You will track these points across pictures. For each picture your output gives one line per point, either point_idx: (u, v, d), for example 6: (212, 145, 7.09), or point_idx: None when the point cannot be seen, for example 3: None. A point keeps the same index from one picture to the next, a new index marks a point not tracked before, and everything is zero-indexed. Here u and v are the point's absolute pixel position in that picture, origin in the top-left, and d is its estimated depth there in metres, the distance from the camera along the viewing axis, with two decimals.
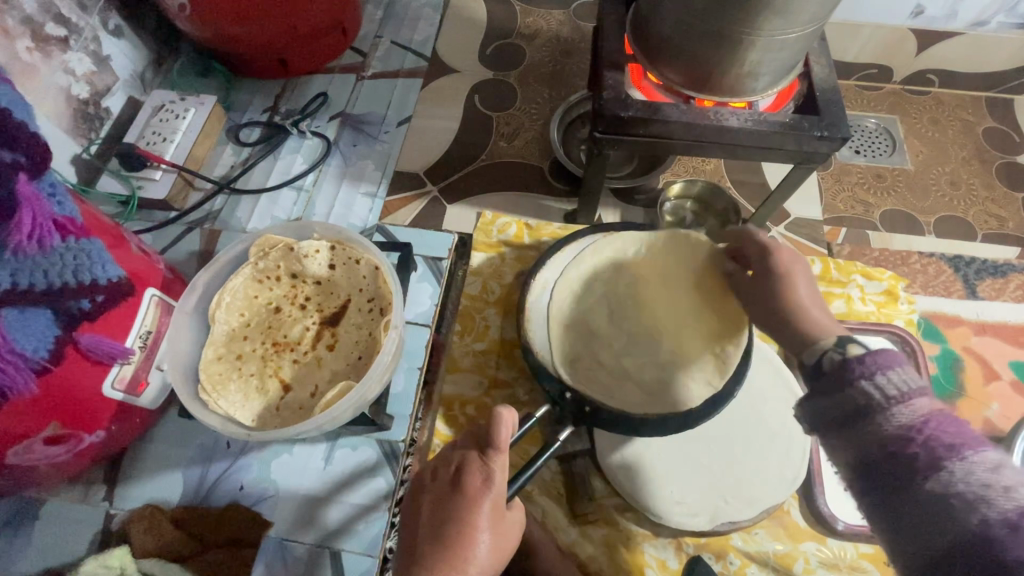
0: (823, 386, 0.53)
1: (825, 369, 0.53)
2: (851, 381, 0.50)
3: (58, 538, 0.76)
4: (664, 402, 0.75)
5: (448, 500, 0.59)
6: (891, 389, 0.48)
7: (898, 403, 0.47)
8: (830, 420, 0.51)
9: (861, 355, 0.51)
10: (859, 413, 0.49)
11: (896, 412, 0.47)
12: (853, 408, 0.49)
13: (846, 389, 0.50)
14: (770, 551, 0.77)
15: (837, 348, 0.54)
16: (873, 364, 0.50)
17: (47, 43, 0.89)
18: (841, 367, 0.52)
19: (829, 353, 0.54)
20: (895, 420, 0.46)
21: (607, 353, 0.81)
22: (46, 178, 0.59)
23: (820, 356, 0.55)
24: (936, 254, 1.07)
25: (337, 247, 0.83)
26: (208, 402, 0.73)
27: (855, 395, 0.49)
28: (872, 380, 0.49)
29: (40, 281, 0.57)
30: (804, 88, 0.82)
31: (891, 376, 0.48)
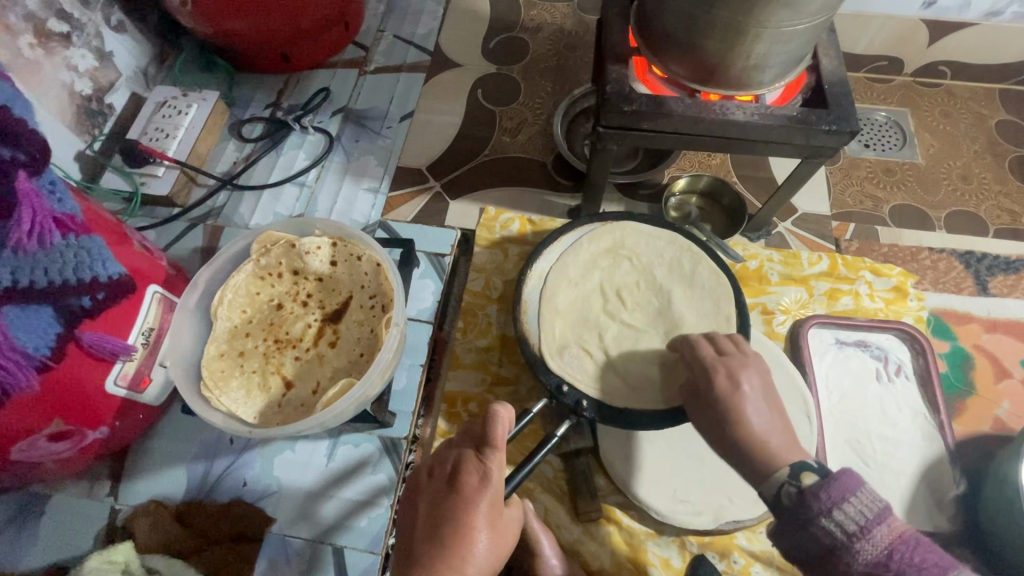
0: (789, 518, 0.55)
1: (785, 503, 0.55)
2: (812, 518, 0.53)
3: (63, 533, 0.76)
4: (649, 397, 0.75)
5: (445, 499, 0.59)
6: (851, 524, 0.51)
7: (861, 539, 0.50)
8: (802, 546, 0.54)
9: (817, 487, 0.53)
10: (829, 554, 0.51)
11: (861, 548, 0.50)
12: (822, 546, 0.52)
13: (810, 527, 0.52)
14: (774, 550, 0.77)
15: (792, 480, 0.55)
16: (830, 496, 0.52)
17: (50, 40, 0.89)
18: (801, 502, 0.54)
19: (785, 486, 0.56)
20: (866, 553, 0.50)
21: (596, 343, 0.80)
22: (47, 175, 0.58)
23: (776, 489, 0.56)
24: (947, 250, 1.05)
25: (338, 244, 0.82)
26: (211, 400, 0.73)
27: (822, 534, 0.52)
28: (833, 517, 0.52)
29: (41, 279, 0.57)
30: (813, 81, 0.80)
31: (852, 509, 0.51)
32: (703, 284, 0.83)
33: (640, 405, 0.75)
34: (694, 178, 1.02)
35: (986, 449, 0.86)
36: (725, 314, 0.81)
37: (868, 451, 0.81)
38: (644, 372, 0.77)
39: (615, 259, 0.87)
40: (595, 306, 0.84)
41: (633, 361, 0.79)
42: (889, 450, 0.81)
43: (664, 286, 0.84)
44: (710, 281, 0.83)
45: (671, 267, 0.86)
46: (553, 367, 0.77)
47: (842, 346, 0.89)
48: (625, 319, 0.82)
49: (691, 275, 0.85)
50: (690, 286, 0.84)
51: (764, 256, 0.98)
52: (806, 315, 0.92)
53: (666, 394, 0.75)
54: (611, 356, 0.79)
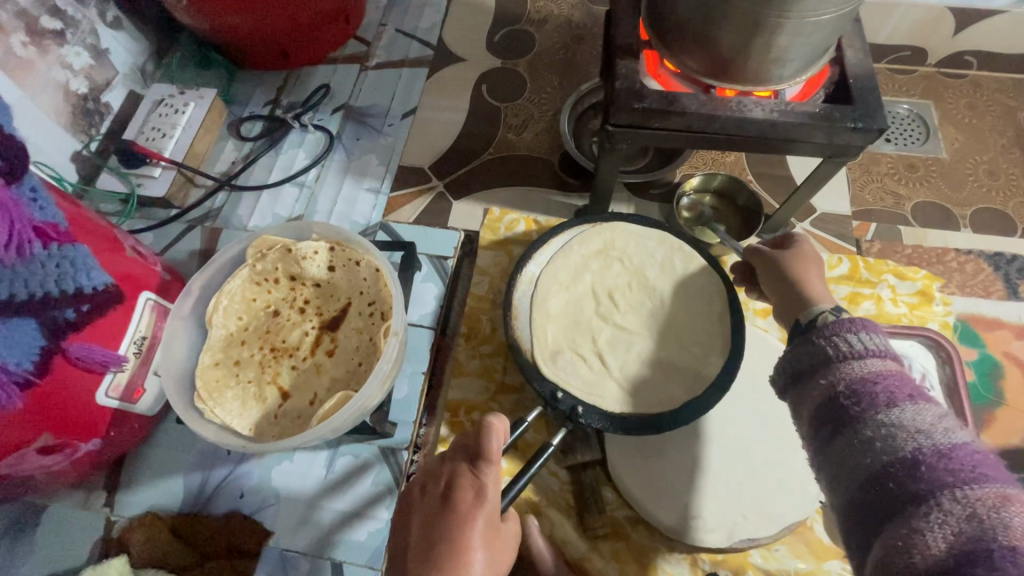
0: (802, 338, 0.56)
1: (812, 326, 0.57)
2: (820, 335, 0.53)
3: (56, 546, 0.74)
4: (646, 401, 0.73)
5: (437, 518, 0.55)
6: (851, 345, 0.51)
7: (857, 356, 0.50)
8: (795, 367, 0.54)
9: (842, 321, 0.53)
10: (821, 365, 0.52)
11: (854, 362, 0.50)
12: (816, 358, 0.52)
13: (816, 341, 0.53)
14: (791, 569, 0.73)
15: (834, 312, 0.57)
16: (851, 325, 0.52)
17: (43, 38, 0.87)
18: (826, 325, 0.54)
19: (822, 314, 0.57)
20: (855, 369, 0.49)
21: (590, 347, 0.78)
22: (28, 181, 0.56)
23: (812, 318, 0.58)
24: (974, 251, 1.00)
25: (336, 248, 0.79)
26: (205, 411, 0.70)
27: (821, 348, 0.52)
28: (835, 338, 0.52)
29: (21, 291, 0.54)
30: (837, 73, 0.76)
31: (866, 334, 0.51)
32: (697, 285, 0.81)
33: (641, 411, 0.72)
34: (708, 177, 0.97)
35: (1016, 463, 0.81)
36: (718, 315, 0.78)
37: None
38: (639, 376, 0.75)
39: (607, 261, 0.83)
40: (586, 308, 0.81)
41: (631, 366, 0.76)
42: None
43: (656, 288, 0.82)
44: (702, 279, 0.81)
45: (662, 267, 0.83)
46: (547, 374, 0.73)
47: None
48: (618, 322, 0.80)
49: (684, 274, 0.82)
50: (683, 285, 0.81)
51: None
52: None
53: (661, 399, 0.73)
54: (603, 360, 0.76)
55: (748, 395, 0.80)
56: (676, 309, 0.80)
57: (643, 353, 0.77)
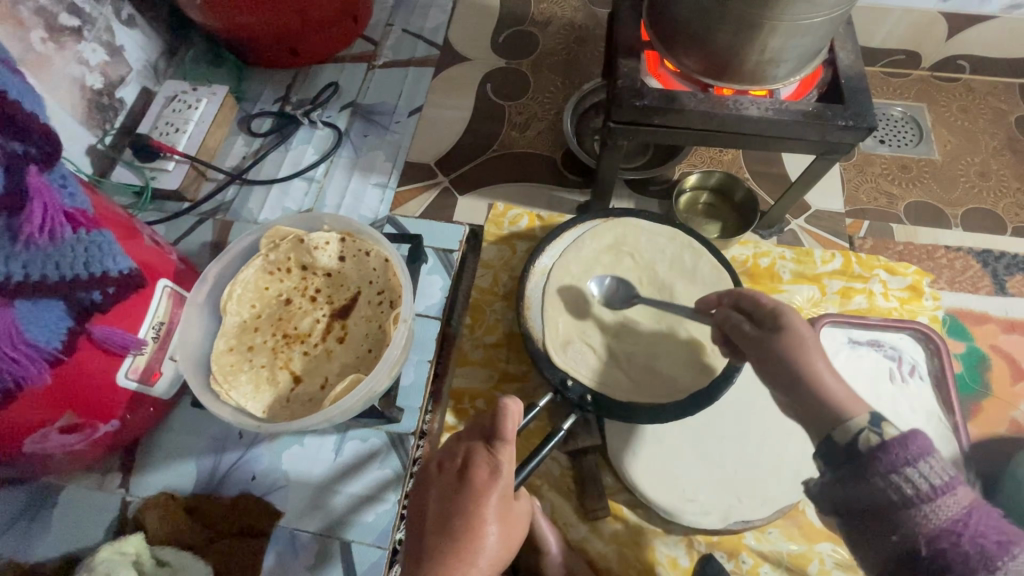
0: (853, 471, 0.53)
1: (861, 449, 0.53)
2: (881, 474, 0.50)
3: (74, 524, 0.77)
4: (651, 392, 0.76)
5: (455, 493, 0.58)
6: (920, 483, 0.48)
7: (930, 500, 0.47)
8: (861, 509, 0.52)
9: (889, 440, 0.52)
10: (890, 510, 0.48)
11: (931, 508, 0.46)
12: (882, 501, 0.49)
13: (878, 475, 0.51)
14: (784, 551, 0.76)
15: (874, 428, 0.54)
16: (901, 452, 0.50)
17: (61, 34, 0.89)
18: (877, 451, 0.52)
19: (865, 432, 0.54)
20: (932, 517, 0.46)
21: (599, 338, 0.80)
22: (58, 169, 0.59)
23: (855, 435, 0.55)
24: (964, 248, 1.04)
25: (347, 239, 0.82)
26: (220, 394, 0.73)
27: (886, 490, 0.49)
28: (900, 474, 0.49)
29: (52, 273, 0.57)
30: (828, 75, 0.79)
31: (927, 466, 0.49)
32: (704, 280, 0.83)
33: (645, 400, 0.75)
34: (706, 174, 0.99)
35: None
36: None
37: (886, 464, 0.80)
38: (645, 367, 0.78)
39: (618, 256, 0.86)
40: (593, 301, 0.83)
41: (638, 357, 0.79)
42: None
43: (663, 282, 0.84)
44: (710, 275, 0.84)
45: (672, 263, 0.85)
46: (558, 362, 0.76)
47: (854, 345, 0.89)
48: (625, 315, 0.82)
49: (692, 270, 0.84)
50: (690, 281, 0.84)
51: (777, 254, 0.97)
52: (818, 314, 0.93)
53: (667, 391, 0.76)
54: (610, 350, 0.79)
55: (746, 383, 0.83)
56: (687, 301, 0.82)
57: (649, 344, 0.80)
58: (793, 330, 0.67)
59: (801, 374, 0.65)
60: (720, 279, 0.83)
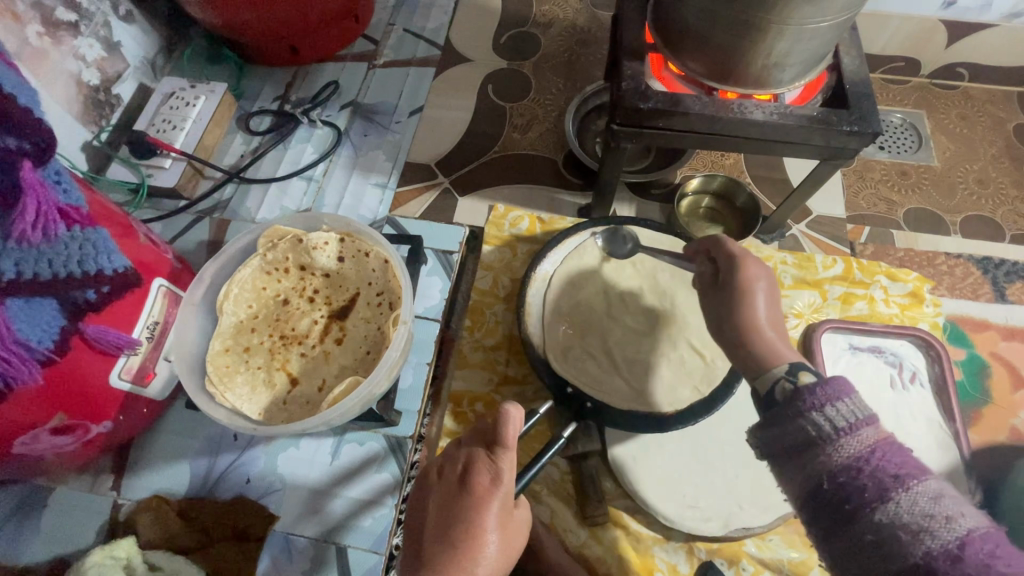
0: (773, 411, 0.55)
1: (778, 398, 0.55)
2: (802, 411, 0.52)
3: (64, 528, 0.75)
4: (652, 398, 0.75)
5: (456, 500, 0.57)
6: (839, 420, 0.49)
7: (844, 436, 0.48)
8: (776, 445, 0.53)
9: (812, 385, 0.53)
10: (807, 447, 0.50)
11: (843, 442, 0.48)
12: (802, 438, 0.51)
13: (795, 419, 0.52)
14: (784, 558, 0.75)
15: (790, 377, 0.55)
16: (824, 394, 0.51)
17: (58, 29, 0.88)
18: (793, 396, 0.53)
19: (780, 382, 0.56)
20: (837, 453, 0.48)
21: (597, 342, 0.80)
22: (53, 165, 0.57)
23: (772, 385, 0.57)
24: (964, 255, 1.04)
25: (347, 240, 0.81)
26: (215, 395, 0.72)
27: (803, 428, 0.51)
28: (822, 412, 0.50)
29: (44, 271, 0.56)
30: (833, 80, 0.79)
31: (840, 406, 0.50)
32: None
33: (645, 407, 0.75)
34: (709, 178, 0.99)
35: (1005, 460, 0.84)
36: None
37: None
38: (646, 373, 0.77)
39: (621, 263, 0.85)
40: (594, 308, 0.82)
41: (637, 362, 0.78)
42: None
43: (666, 291, 0.83)
44: None
45: (674, 272, 0.84)
46: (558, 370, 0.76)
47: (856, 351, 0.89)
48: (624, 322, 0.81)
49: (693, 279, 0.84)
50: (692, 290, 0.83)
51: (778, 259, 0.97)
52: (819, 319, 0.92)
53: (668, 397, 0.76)
54: (613, 358, 0.78)
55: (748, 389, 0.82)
56: (691, 310, 0.81)
57: (650, 351, 0.79)
58: (741, 278, 0.65)
59: (743, 325, 0.63)
60: None
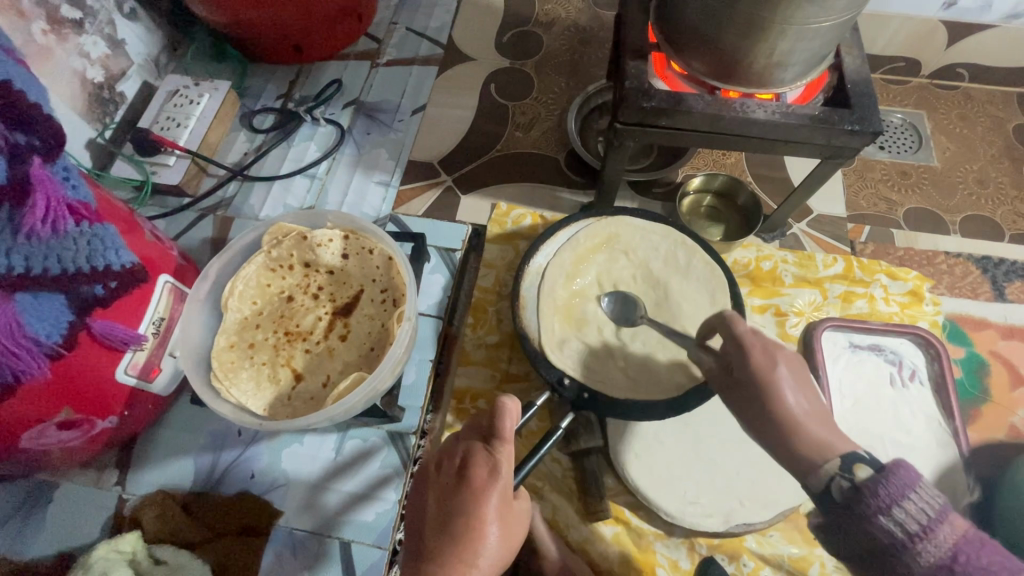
0: (840, 512, 0.56)
1: (838, 499, 0.56)
2: (869, 515, 0.53)
3: (70, 522, 0.76)
4: (651, 389, 0.75)
5: (454, 494, 0.58)
6: (912, 523, 0.51)
7: (921, 540, 0.50)
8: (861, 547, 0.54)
9: (873, 483, 0.54)
10: (885, 550, 0.52)
11: (922, 548, 0.50)
12: (878, 543, 0.52)
13: (869, 523, 0.53)
14: (784, 554, 0.76)
15: (845, 474, 0.56)
16: (887, 494, 0.53)
17: (62, 27, 0.88)
18: (857, 496, 0.55)
19: (836, 480, 0.57)
20: (925, 556, 0.50)
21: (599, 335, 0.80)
22: (61, 162, 0.58)
23: (826, 481, 0.57)
24: (963, 254, 1.04)
25: (350, 237, 0.82)
26: (220, 391, 0.73)
27: (879, 533, 0.52)
28: (892, 514, 0.52)
29: (53, 266, 0.56)
30: (834, 79, 0.80)
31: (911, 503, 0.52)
32: (699, 275, 0.83)
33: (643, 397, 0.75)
34: (710, 177, 1.00)
35: None
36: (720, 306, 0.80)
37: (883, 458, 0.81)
38: (648, 367, 0.78)
39: (611, 254, 0.86)
40: (588, 299, 0.84)
41: (639, 355, 0.79)
42: (904, 454, 0.82)
43: (658, 279, 0.84)
44: (704, 271, 0.83)
45: (666, 260, 0.85)
46: (555, 361, 0.76)
47: (856, 350, 0.90)
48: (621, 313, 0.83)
49: (686, 266, 0.84)
50: (684, 278, 0.84)
51: (778, 257, 0.97)
52: (820, 317, 0.92)
53: (668, 388, 0.76)
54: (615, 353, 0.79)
55: None
56: (681, 295, 0.82)
57: (648, 341, 0.80)
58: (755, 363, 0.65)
59: (777, 419, 0.62)
60: (712, 275, 0.83)
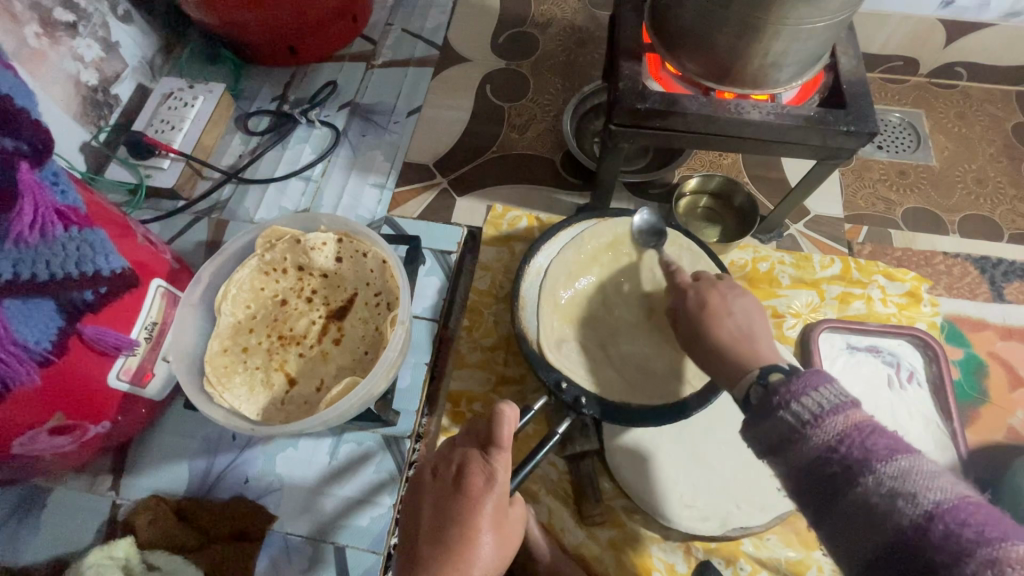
0: (753, 416, 0.52)
1: (754, 403, 0.53)
2: (774, 409, 0.49)
3: (65, 528, 0.75)
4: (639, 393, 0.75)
5: (449, 501, 0.57)
6: (806, 413, 0.47)
7: (814, 426, 0.46)
8: (767, 440, 0.50)
9: (782, 382, 0.50)
10: (784, 441, 0.48)
11: (813, 434, 0.46)
12: (780, 436, 0.48)
13: (771, 416, 0.49)
14: (782, 558, 0.76)
15: (761, 379, 0.53)
16: (796, 387, 0.49)
17: (56, 30, 0.88)
18: (768, 393, 0.51)
19: (752, 387, 0.54)
20: (817, 438, 0.46)
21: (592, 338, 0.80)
22: (49, 166, 0.58)
23: (747, 391, 0.55)
24: (961, 255, 1.04)
25: (344, 240, 0.81)
26: (214, 396, 0.72)
27: (780, 424, 0.49)
28: (791, 407, 0.48)
29: (42, 272, 0.56)
30: (831, 80, 0.79)
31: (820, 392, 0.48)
32: None
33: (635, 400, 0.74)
34: (706, 178, 0.99)
35: (1002, 459, 0.84)
36: None
37: None
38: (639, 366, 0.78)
39: (617, 255, 0.85)
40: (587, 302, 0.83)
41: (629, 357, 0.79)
42: None
43: (663, 282, 0.83)
44: None
45: (672, 263, 0.84)
46: (553, 362, 0.74)
47: (853, 351, 0.89)
48: (618, 316, 0.82)
49: (691, 270, 0.83)
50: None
51: (775, 258, 0.97)
52: (817, 319, 0.92)
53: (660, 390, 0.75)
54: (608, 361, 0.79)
55: None
56: None
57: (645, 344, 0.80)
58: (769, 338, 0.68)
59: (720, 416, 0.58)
60: None
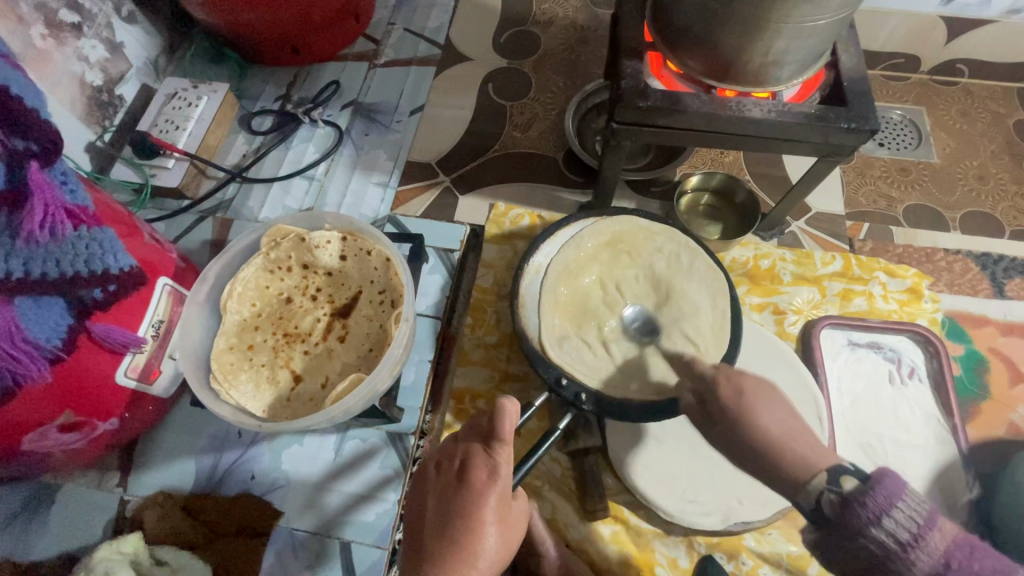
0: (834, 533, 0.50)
1: (828, 513, 0.50)
2: (861, 529, 0.47)
3: (74, 524, 0.76)
4: (639, 388, 0.75)
5: (453, 495, 0.58)
6: (902, 532, 0.46)
7: (915, 548, 0.45)
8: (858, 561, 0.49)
9: (860, 493, 0.48)
10: (879, 564, 0.47)
11: (916, 558, 0.45)
12: (872, 557, 0.47)
13: (857, 537, 0.48)
14: (783, 552, 0.76)
15: (833, 486, 0.50)
16: (878, 504, 0.47)
17: (61, 30, 0.89)
18: (847, 507, 0.48)
19: (823, 494, 0.50)
20: (921, 564, 0.45)
21: (595, 335, 0.81)
22: (58, 166, 0.58)
23: (816, 499, 0.51)
24: (962, 252, 1.04)
25: (348, 238, 0.82)
26: (220, 393, 0.73)
27: (870, 545, 0.47)
28: (882, 526, 0.46)
29: (52, 270, 0.57)
30: (832, 77, 0.79)
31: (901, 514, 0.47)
32: (701, 277, 0.82)
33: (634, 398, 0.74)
34: (707, 175, 0.99)
35: (1003, 453, 0.85)
36: (721, 310, 0.79)
37: (881, 455, 0.82)
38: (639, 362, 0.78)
39: (615, 254, 0.85)
40: (590, 300, 0.83)
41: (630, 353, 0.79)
42: (902, 451, 0.82)
43: (660, 280, 0.84)
44: (706, 274, 0.82)
45: (669, 260, 0.84)
46: (552, 361, 0.75)
47: (854, 348, 0.90)
48: (620, 313, 0.83)
49: (688, 268, 0.83)
50: (687, 278, 0.83)
51: (777, 255, 0.97)
52: (819, 315, 0.92)
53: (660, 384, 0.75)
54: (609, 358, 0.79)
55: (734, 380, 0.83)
56: (682, 297, 0.82)
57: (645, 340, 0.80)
58: None
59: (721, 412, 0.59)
60: (714, 278, 0.82)
